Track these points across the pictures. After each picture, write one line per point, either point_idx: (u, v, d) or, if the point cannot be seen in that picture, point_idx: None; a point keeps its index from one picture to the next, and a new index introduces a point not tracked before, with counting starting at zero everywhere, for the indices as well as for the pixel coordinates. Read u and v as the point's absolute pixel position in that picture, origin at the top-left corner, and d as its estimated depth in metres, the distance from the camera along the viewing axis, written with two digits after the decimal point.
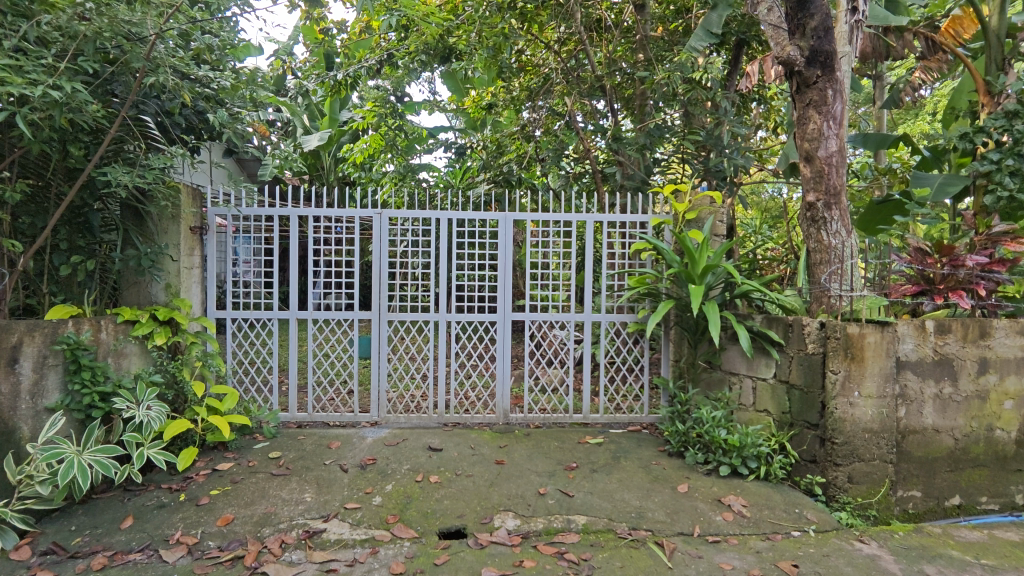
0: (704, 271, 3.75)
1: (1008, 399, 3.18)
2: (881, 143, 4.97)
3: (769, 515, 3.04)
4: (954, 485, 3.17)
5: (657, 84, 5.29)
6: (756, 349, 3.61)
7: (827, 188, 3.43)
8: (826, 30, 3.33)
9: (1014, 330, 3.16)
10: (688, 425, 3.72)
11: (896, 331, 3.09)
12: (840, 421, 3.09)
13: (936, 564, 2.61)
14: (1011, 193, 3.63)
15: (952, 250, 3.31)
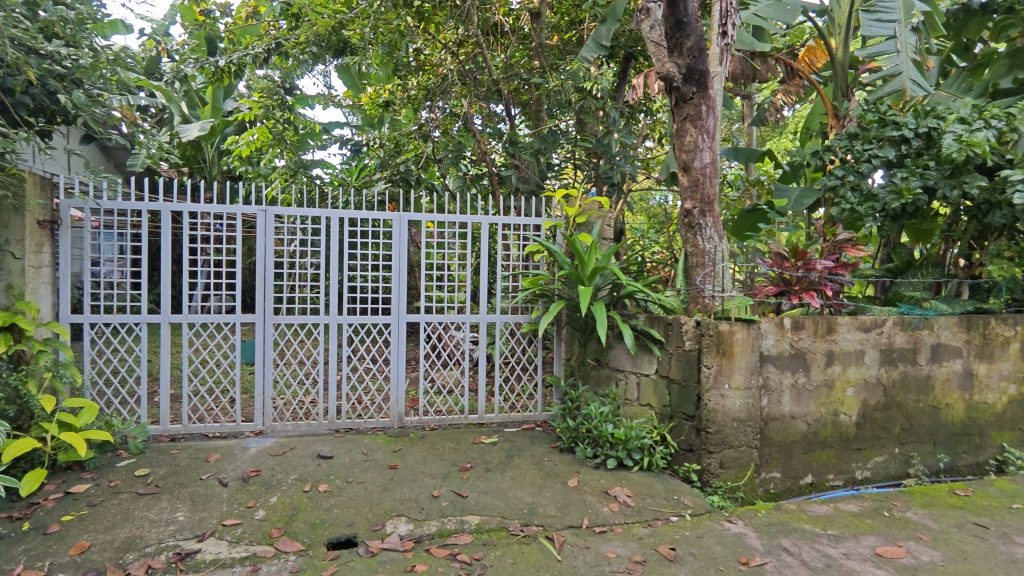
0: (592, 272, 3.95)
1: (850, 387, 3.60)
2: (749, 156, 5.44)
3: (650, 503, 3.23)
4: (807, 466, 3.54)
5: (552, 91, 5.45)
6: (640, 347, 3.82)
7: (702, 197, 3.71)
8: (700, 50, 3.60)
9: (854, 326, 3.60)
10: (578, 421, 3.87)
11: (759, 328, 3.41)
12: (712, 412, 3.34)
13: (791, 538, 2.90)
14: (853, 206, 4.08)
15: (804, 255, 3.73)
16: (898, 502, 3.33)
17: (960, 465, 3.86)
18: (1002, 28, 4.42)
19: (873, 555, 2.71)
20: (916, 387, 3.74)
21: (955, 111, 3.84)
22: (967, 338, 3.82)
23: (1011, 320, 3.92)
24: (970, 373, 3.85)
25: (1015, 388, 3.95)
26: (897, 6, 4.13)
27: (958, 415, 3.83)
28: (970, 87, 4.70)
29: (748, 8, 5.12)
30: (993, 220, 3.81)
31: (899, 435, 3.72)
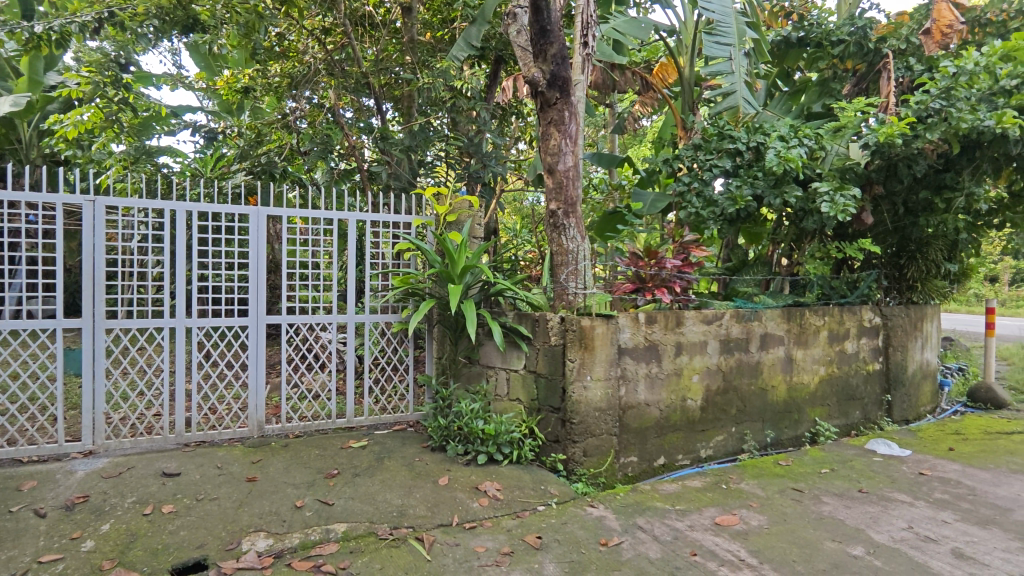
0: (462, 271, 3.97)
1: (695, 374, 3.98)
2: (611, 161, 5.77)
3: (519, 494, 3.33)
4: (660, 448, 3.84)
5: (423, 88, 5.39)
6: (509, 344, 3.92)
7: (565, 199, 3.88)
8: (563, 58, 3.75)
9: (699, 319, 3.98)
10: (449, 419, 3.90)
11: (616, 323, 3.64)
12: (575, 403, 3.51)
13: (645, 516, 3.14)
14: (697, 210, 4.52)
15: (656, 254, 4.07)
16: (734, 475, 3.74)
17: (784, 438, 4.40)
18: (813, 59, 5.19)
19: (712, 525, 3.01)
20: (748, 371, 4.21)
21: (777, 129, 4.39)
22: (788, 327, 4.38)
23: (821, 311, 4.56)
24: (790, 358, 4.42)
25: (825, 369, 4.59)
26: (733, 31, 4.53)
27: (782, 395, 4.38)
28: (790, 109, 5.36)
29: (607, 22, 5.45)
30: (807, 225, 4.40)
31: (735, 415, 4.16)
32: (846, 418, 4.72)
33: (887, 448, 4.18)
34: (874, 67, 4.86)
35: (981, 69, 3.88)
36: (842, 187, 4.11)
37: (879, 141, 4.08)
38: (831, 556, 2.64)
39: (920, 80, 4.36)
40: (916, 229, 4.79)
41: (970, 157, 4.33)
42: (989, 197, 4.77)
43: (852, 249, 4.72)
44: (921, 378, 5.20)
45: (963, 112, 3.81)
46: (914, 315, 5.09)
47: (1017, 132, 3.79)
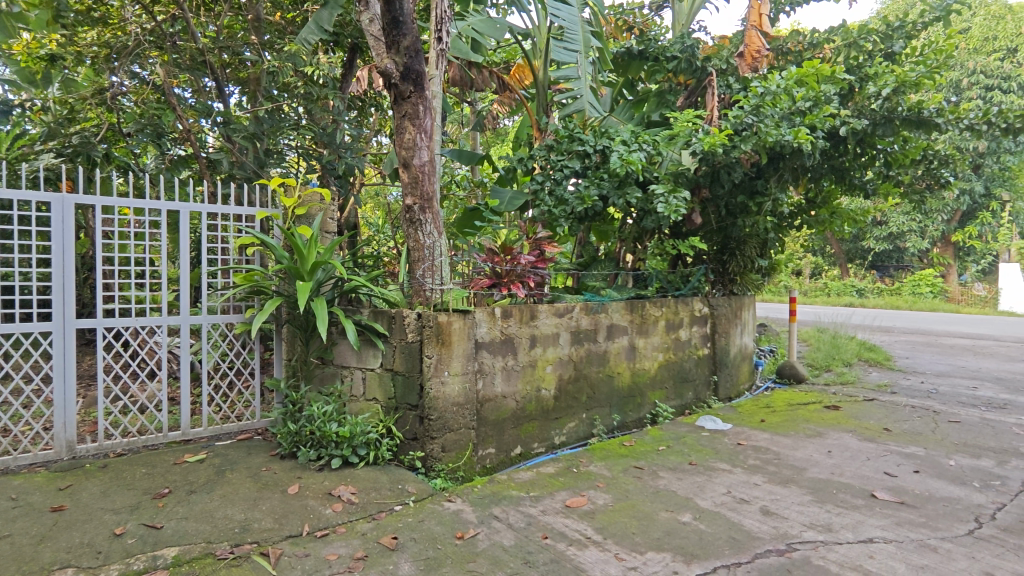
0: (313, 267, 3.77)
1: (549, 364, 4.16)
2: (471, 158, 5.80)
3: (375, 496, 3.25)
4: (516, 438, 3.96)
5: (268, 71, 5.02)
6: (364, 342, 3.80)
7: (421, 194, 3.85)
8: (417, 51, 3.69)
9: (551, 312, 4.18)
10: (300, 423, 3.69)
11: (473, 317, 3.69)
12: (433, 399, 3.49)
13: (501, 505, 3.22)
14: (550, 207, 4.73)
15: (511, 251, 4.20)
16: (584, 458, 3.98)
17: (629, 420, 4.75)
18: (651, 72, 5.69)
19: (563, 507, 3.17)
20: (597, 360, 4.50)
21: (620, 134, 4.72)
22: (631, 318, 4.74)
23: (659, 302, 5.00)
24: (633, 347, 4.79)
25: (663, 355, 5.04)
26: (580, 38, 4.80)
27: (626, 381, 4.73)
28: (633, 116, 5.77)
29: (464, 20, 5.50)
30: (647, 224, 4.80)
31: (585, 402, 4.42)
32: (681, 399, 5.22)
33: (713, 424, 4.70)
34: (701, 83, 5.41)
35: (782, 91, 4.47)
36: (675, 190, 4.53)
37: (704, 150, 4.57)
38: (665, 525, 2.91)
39: (737, 97, 4.93)
40: (736, 229, 5.43)
41: (775, 166, 5.00)
42: (791, 202, 5.53)
43: (684, 246, 5.23)
44: (740, 360, 5.91)
45: (769, 127, 4.39)
46: (735, 305, 5.77)
47: (809, 147, 4.43)
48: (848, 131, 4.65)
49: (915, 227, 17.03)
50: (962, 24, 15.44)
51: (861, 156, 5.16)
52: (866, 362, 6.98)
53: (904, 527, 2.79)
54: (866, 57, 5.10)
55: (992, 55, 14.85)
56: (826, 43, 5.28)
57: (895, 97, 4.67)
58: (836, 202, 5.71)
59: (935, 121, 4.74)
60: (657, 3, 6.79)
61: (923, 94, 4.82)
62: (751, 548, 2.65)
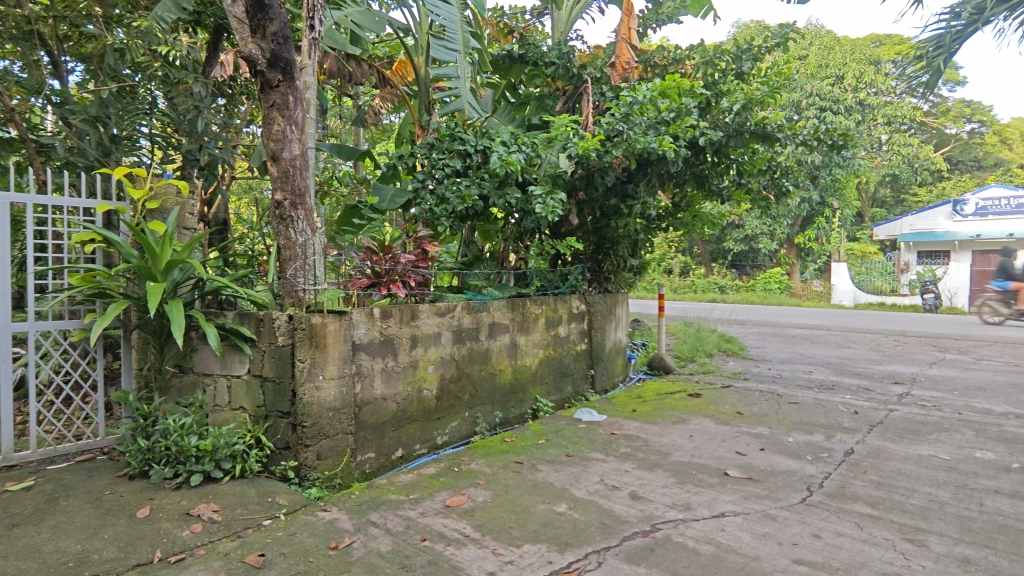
0: (167, 267, 3.42)
1: (431, 364, 4.12)
2: (351, 154, 5.60)
3: (240, 512, 3.02)
4: (398, 441, 3.88)
5: (114, 48, 4.49)
6: (227, 347, 3.52)
7: (292, 189, 3.64)
8: (285, 38, 3.49)
9: (432, 312, 4.15)
10: (153, 439, 3.35)
11: (350, 318, 3.56)
12: (307, 405, 3.32)
13: (379, 511, 3.14)
14: (431, 206, 4.68)
15: (391, 250, 4.11)
16: (465, 457, 3.99)
17: (511, 417, 4.83)
18: (531, 77, 5.82)
19: (443, 507, 3.16)
20: (479, 358, 4.53)
21: (500, 135, 4.79)
22: (512, 316, 4.84)
23: (539, 300, 5.15)
24: (514, 344, 4.89)
25: (543, 352, 5.19)
26: (459, 38, 4.81)
27: (507, 378, 4.81)
28: (514, 119, 5.87)
29: (341, 10, 5.27)
30: (527, 224, 4.92)
31: (468, 400, 4.44)
32: (561, 393, 5.41)
33: (589, 416, 4.92)
34: (578, 89, 5.68)
35: (648, 101, 4.77)
36: (552, 192, 4.69)
37: (579, 153, 4.79)
38: (541, 517, 3.00)
39: (609, 105, 5.21)
40: (610, 230, 5.74)
41: (644, 172, 5.33)
42: (659, 205, 5.94)
43: (562, 246, 5.43)
44: (615, 354, 6.24)
45: (637, 135, 4.71)
46: (610, 302, 6.08)
47: (673, 155, 4.78)
48: (706, 141, 5.07)
49: (766, 230, 19.01)
50: (801, 51, 17.42)
51: (717, 165, 5.66)
52: (724, 352, 7.67)
53: (750, 500, 3.10)
54: (720, 75, 5.56)
55: (825, 79, 16.92)
56: (687, 59, 5.78)
57: (744, 113, 5.18)
58: (697, 206, 6.21)
59: (776, 135, 5.32)
60: (538, 9, 6.98)
61: (767, 111, 5.39)
62: (620, 531, 2.80)
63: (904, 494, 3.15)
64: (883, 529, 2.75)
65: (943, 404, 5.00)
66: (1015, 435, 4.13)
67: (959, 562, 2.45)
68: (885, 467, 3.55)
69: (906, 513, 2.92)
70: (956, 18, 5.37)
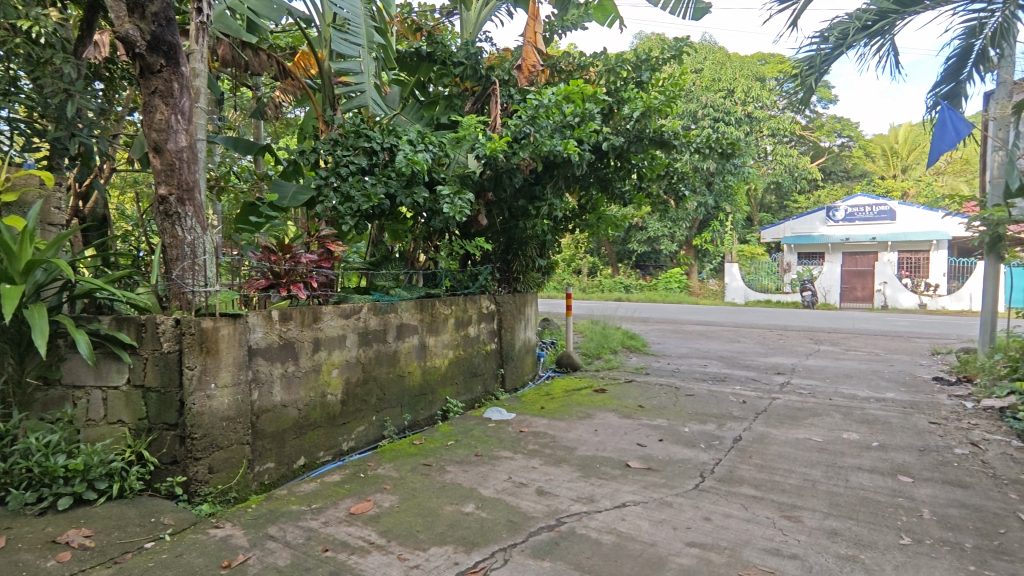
0: (28, 268, 3.06)
1: (335, 368, 3.98)
2: (249, 148, 5.28)
3: (118, 536, 2.76)
4: (300, 448, 3.70)
5: None
6: (102, 356, 3.20)
7: (178, 183, 3.38)
8: (168, 20, 3.23)
9: (336, 313, 4.00)
10: (11, 461, 2.98)
11: (246, 322, 3.36)
12: (197, 416, 3.09)
13: (277, 523, 2.98)
14: (335, 204, 4.51)
15: (291, 249, 3.91)
16: (372, 462, 3.89)
17: (420, 419, 4.76)
18: (439, 76, 5.78)
19: (346, 515, 3.05)
20: (386, 361, 4.43)
21: (408, 133, 4.71)
22: (420, 317, 4.78)
23: (448, 301, 5.13)
24: (423, 345, 4.82)
25: (452, 352, 5.17)
26: (363, 33, 4.71)
27: (416, 379, 4.74)
28: (422, 117, 5.81)
29: None
30: (435, 224, 4.88)
31: (375, 404, 4.33)
32: (471, 393, 5.40)
33: (499, 415, 4.96)
34: (486, 91, 5.70)
35: (553, 105, 4.88)
36: (460, 192, 4.69)
37: (487, 154, 4.82)
38: (448, 518, 2.98)
39: (516, 107, 5.28)
40: (518, 230, 5.82)
41: (550, 174, 5.46)
42: (565, 207, 6.10)
43: (471, 246, 5.44)
44: (524, 353, 6.33)
45: (543, 138, 4.82)
46: (519, 302, 6.16)
47: (577, 158, 4.94)
48: (609, 146, 5.27)
49: (666, 232, 20.13)
50: (697, 65, 18.57)
51: (620, 169, 5.89)
52: (627, 348, 8.01)
53: (649, 489, 3.26)
54: (621, 82, 5.81)
55: (718, 92, 18.17)
56: (591, 66, 5.94)
57: (643, 120, 5.43)
58: (601, 208, 6.48)
59: (673, 142, 5.61)
60: (446, 9, 6.95)
61: (664, 119, 5.68)
62: (526, 527, 2.84)
63: (784, 475, 3.44)
64: (765, 508, 2.98)
65: (818, 391, 5.51)
66: (875, 417, 4.63)
67: (827, 533, 2.71)
68: (768, 451, 3.86)
69: (784, 492, 3.19)
70: (824, 42, 5.92)
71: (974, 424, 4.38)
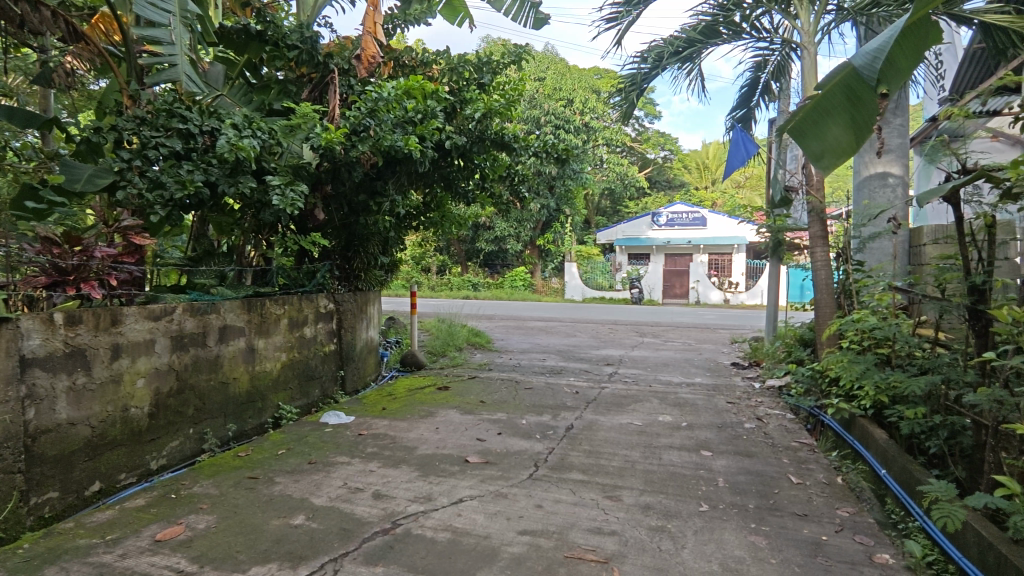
0: None
1: (140, 378, 3.50)
2: (28, 121, 4.44)
3: None
4: (94, 472, 3.20)
5: None
6: None
7: None
8: None
9: (142, 315, 3.52)
10: None
11: (18, 327, 2.81)
12: None
13: (58, 563, 2.54)
14: (140, 191, 3.95)
15: (81, 241, 3.35)
16: (186, 480, 3.49)
17: (247, 428, 4.37)
18: (271, 57, 5.33)
19: (150, 544, 2.70)
20: (205, 367, 4.00)
21: (232, 117, 4.29)
22: (248, 318, 4.40)
23: (279, 300, 4.78)
24: (251, 348, 4.44)
25: (285, 355, 4.82)
26: None
27: (243, 386, 4.35)
28: (251, 101, 5.36)
29: None
30: (264, 217, 4.53)
31: (193, 415, 3.89)
32: (307, 397, 5.09)
33: (337, 418, 4.74)
34: (324, 79, 5.41)
35: (393, 99, 4.80)
36: (293, 183, 4.39)
37: (323, 145, 4.57)
38: (274, 533, 2.77)
39: (355, 98, 5.08)
40: (359, 226, 5.63)
41: (393, 170, 5.32)
42: (408, 203, 6.02)
43: (306, 241, 5.13)
44: (366, 353, 6.12)
45: (384, 132, 4.70)
46: (360, 301, 5.94)
47: (419, 155, 4.87)
48: (451, 145, 5.29)
49: (512, 232, 20.84)
50: (539, 73, 19.39)
51: (463, 169, 5.95)
52: (472, 345, 8.15)
53: (486, 482, 3.33)
54: (463, 83, 5.85)
55: (559, 101, 19.19)
56: (435, 64, 5.95)
57: (484, 122, 5.51)
58: (446, 207, 6.53)
59: (513, 145, 5.81)
60: None
61: (504, 122, 5.84)
62: (359, 534, 2.74)
63: (608, 459, 3.72)
64: (590, 491, 3.21)
65: (640, 379, 6.07)
66: (685, 400, 5.21)
67: (642, 509, 2.98)
68: (595, 437, 4.16)
69: (608, 474, 3.46)
70: (643, 62, 6.56)
71: (759, 402, 5.13)
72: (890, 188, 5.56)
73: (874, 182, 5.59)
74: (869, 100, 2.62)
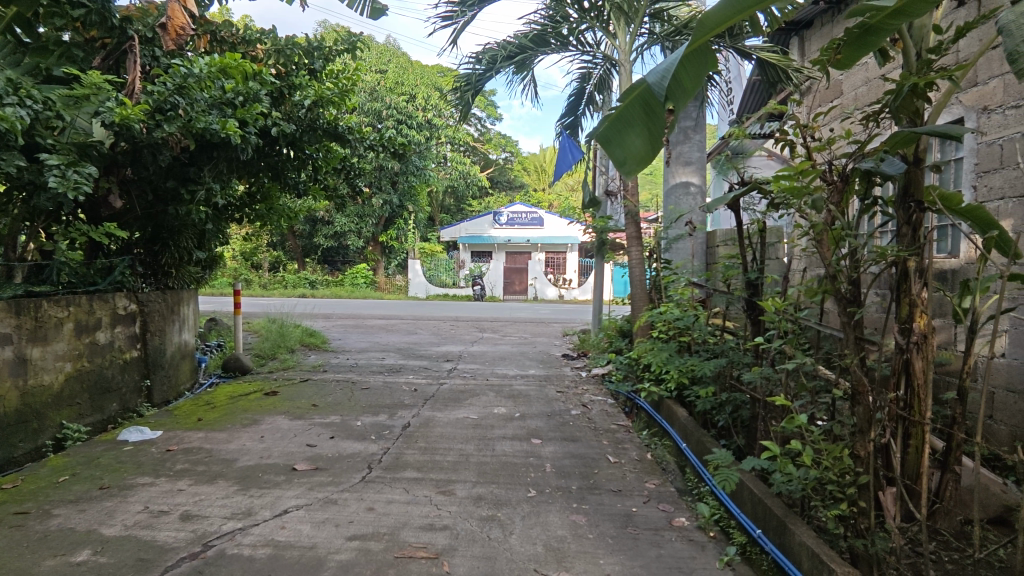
0: None
1: None
2: None
3: None
4: None
5: None
6: None
7: None
8: None
9: None
10: None
11: None
12: None
13: None
14: None
15: None
16: None
17: (17, 455, 3.64)
18: (48, 14, 4.51)
19: None
20: None
21: None
22: (15, 323, 3.68)
23: (60, 301, 4.07)
24: (21, 359, 3.71)
25: (69, 366, 4.11)
26: None
27: (10, 404, 3.62)
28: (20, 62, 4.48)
29: None
30: (38, 201, 3.81)
31: None
32: (101, 413, 4.39)
33: (139, 434, 4.17)
34: (121, 46, 4.77)
35: (206, 77, 4.32)
36: (77, 164, 3.76)
37: (117, 121, 3.97)
38: None
39: (160, 72, 4.50)
40: (167, 216, 5.00)
41: (208, 155, 4.80)
42: (228, 193, 5.48)
43: (97, 232, 4.42)
44: (179, 358, 5.46)
45: (196, 112, 4.24)
46: (170, 301, 5.28)
47: (239, 140, 4.45)
48: (278, 133, 4.93)
49: (353, 228, 20.09)
50: (379, 65, 19.06)
51: (293, 159, 5.58)
52: (305, 347, 7.68)
53: (314, 490, 3.16)
54: (293, 66, 5.47)
55: (401, 95, 18.81)
56: (259, 43, 5.51)
57: (315, 110, 5.25)
58: (274, 198, 6.14)
59: (346, 136, 5.59)
60: None
61: (337, 112, 5.59)
62: (161, 563, 2.44)
63: (442, 454, 3.75)
64: (424, 488, 3.20)
65: (477, 374, 6.21)
66: (519, 391, 5.44)
67: (474, 500, 3.05)
68: (431, 433, 4.15)
69: (442, 469, 3.48)
70: (478, 63, 6.68)
71: (585, 390, 5.54)
72: (692, 196, 6.32)
73: (679, 191, 6.32)
74: (660, 114, 2.85)
